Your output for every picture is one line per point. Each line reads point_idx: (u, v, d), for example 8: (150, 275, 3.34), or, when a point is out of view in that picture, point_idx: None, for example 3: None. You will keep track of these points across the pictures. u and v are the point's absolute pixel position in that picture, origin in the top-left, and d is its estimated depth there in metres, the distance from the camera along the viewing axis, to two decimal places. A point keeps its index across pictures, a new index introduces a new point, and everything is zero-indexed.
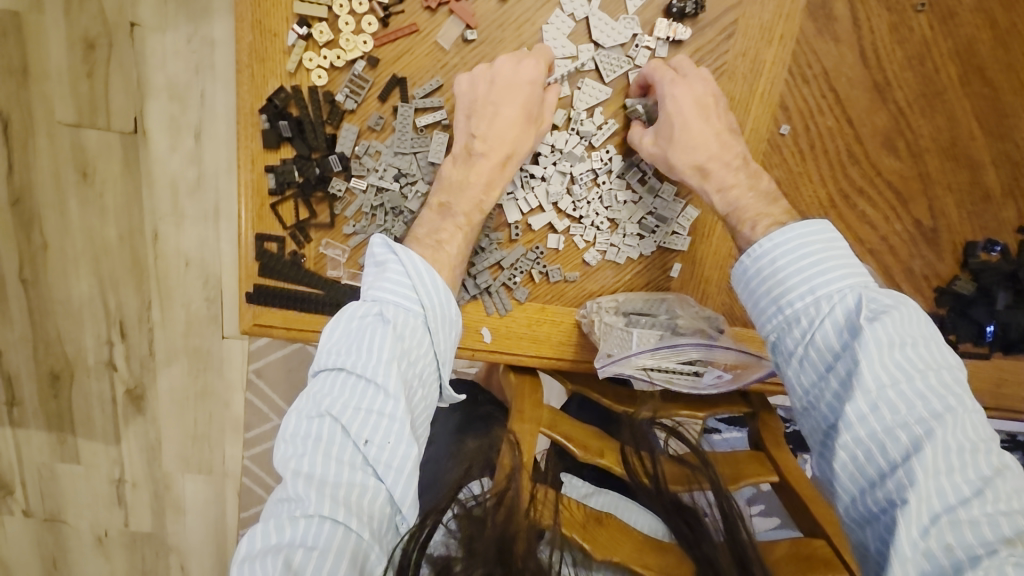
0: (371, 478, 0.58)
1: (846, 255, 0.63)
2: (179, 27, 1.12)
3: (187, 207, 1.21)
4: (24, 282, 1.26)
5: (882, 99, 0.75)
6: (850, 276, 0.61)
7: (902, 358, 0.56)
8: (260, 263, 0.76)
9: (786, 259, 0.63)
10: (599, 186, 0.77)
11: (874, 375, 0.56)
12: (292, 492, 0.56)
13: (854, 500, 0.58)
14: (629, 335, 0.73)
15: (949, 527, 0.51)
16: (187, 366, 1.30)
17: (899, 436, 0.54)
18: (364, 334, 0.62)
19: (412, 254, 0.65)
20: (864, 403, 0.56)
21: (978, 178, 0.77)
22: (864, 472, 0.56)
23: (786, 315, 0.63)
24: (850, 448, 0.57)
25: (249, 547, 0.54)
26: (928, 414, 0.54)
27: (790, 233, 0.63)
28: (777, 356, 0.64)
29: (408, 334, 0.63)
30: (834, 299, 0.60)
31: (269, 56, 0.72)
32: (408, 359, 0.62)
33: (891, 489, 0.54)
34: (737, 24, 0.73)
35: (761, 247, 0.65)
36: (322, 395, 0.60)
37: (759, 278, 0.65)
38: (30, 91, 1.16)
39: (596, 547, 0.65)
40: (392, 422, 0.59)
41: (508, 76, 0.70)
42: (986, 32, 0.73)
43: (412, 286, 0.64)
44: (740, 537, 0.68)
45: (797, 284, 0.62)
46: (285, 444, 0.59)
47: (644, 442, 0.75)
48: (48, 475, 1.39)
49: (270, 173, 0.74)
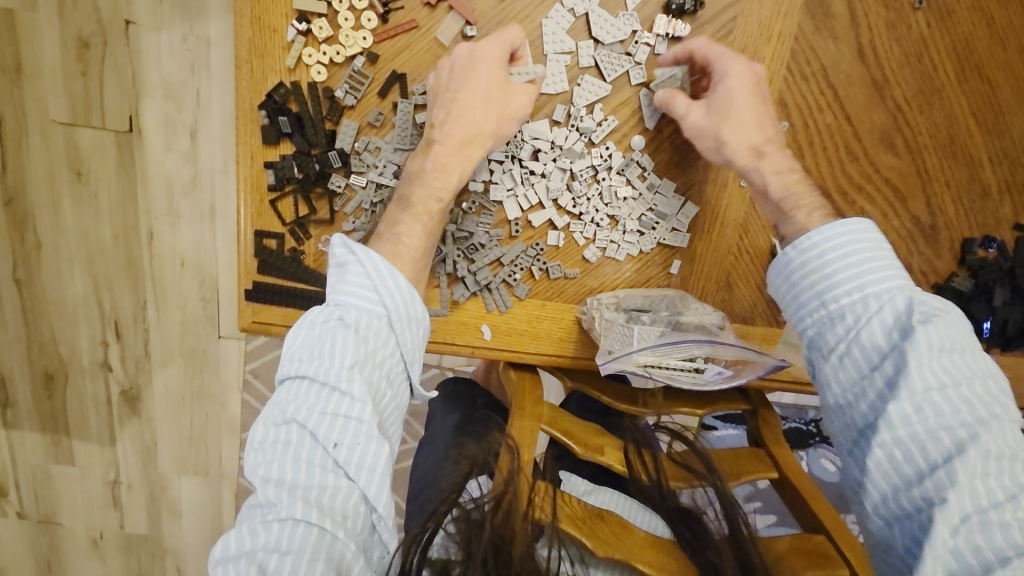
0: (343, 480, 0.57)
1: (892, 257, 0.63)
2: (173, 26, 1.12)
3: (183, 207, 1.20)
4: (18, 282, 1.25)
5: (881, 96, 0.75)
6: (897, 277, 0.61)
7: (949, 363, 0.57)
8: (259, 260, 0.75)
9: (836, 254, 0.63)
10: (599, 182, 0.77)
11: (922, 377, 0.56)
12: (264, 498, 0.55)
13: (885, 499, 0.57)
14: (629, 331, 0.73)
15: (979, 528, 0.52)
16: (183, 367, 1.30)
17: (941, 438, 0.55)
18: (326, 339, 0.60)
19: (372, 255, 0.63)
20: (910, 404, 0.56)
21: (976, 174, 0.78)
22: (901, 472, 0.56)
23: (829, 311, 0.63)
24: (887, 447, 0.57)
25: (225, 550, 0.55)
26: (972, 419, 0.55)
27: (842, 227, 0.63)
28: (814, 352, 0.64)
29: (373, 336, 0.61)
30: (882, 299, 0.60)
31: (269, 52, 0.72)
32: (372, 361, 0.61)
33: (929, 488, 0.54)
34: (735, 22, 0.73)
35: (810, 239, 0.63)
36: (287, 402, 0.59)
37: (803, 270, 0.64)
38: (24, 90, 1.15)
39: (598, 544, 0.65)
40: (361, 424, 0.58)
41: (466, 60, 0.69)
42: (982, 29, 0.74)
43: (375, 287, 0.62)
44: (741, 533, 0.68)
45: (845, 281, 0.62)
46: (255, 451, 0.59)
47: (647, 443, 0.77)
48: (43, 477, 1.38)
49: (269, 169, 0.74)
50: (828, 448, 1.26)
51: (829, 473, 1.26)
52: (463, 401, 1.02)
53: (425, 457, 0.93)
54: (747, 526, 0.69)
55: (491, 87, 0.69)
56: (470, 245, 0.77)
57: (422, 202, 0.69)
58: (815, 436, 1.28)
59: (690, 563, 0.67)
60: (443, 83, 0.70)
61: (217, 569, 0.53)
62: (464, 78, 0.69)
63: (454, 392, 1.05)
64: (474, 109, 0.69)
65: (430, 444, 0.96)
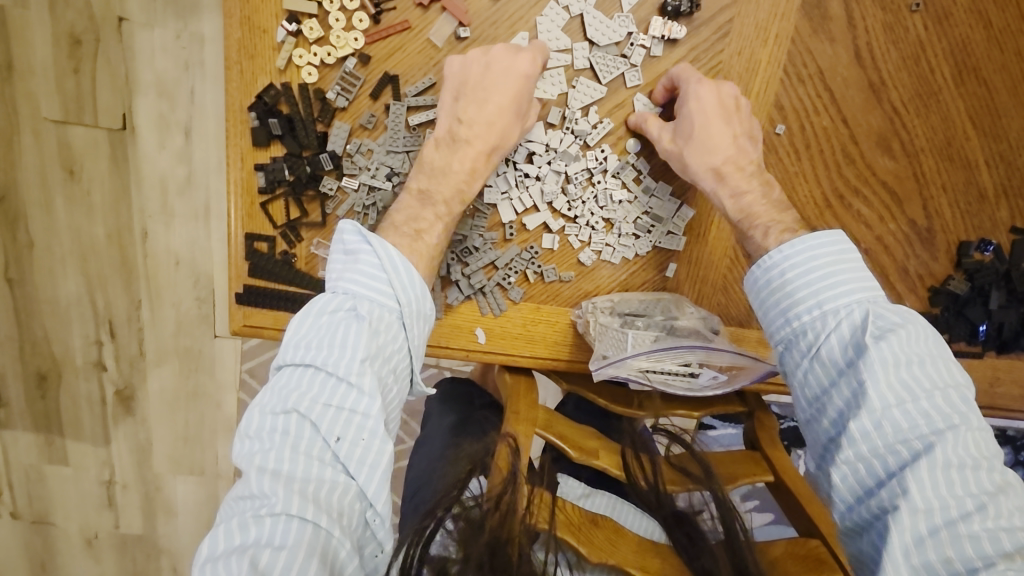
0: (341, 474, 0.57)
1: (857, 268, 0.62)
2: (166, 24, 1.11)
3: (177, 206, 1.19)
4: (10, 281, 1.24)
5: (877, 99, 0.75)
6: (858, 291, 0.61)
7: (907, 377, 0.57)
8: (250, 263, 0.74)
9: (796, 272, 0.63)
10: (594, 185, 0.76)
11: (878, 393, 0.56)
12: (258, 490, 0.54)
13: (848, 509, 0.58)
14: (624, 335, 0.73)
15: (950, 541, 0.52)
16: (177, 367, 1.29)
17: (899, 452, 0.55)
18: (337, 330, 0.60)
19: (389, 248, 0.64)
20: (868, 420, 0.56)
21: (973, 178, 0.77)
22: (863, 484, 0.57)
23: (793, 328, 0.63)
24: (851, 462, 0.57)
25: (211, 548, 0.53)
26: (930, 431, 0.55)
27: (801, 244, 0.63)
28: (784, 366, 0.65)
29: (383, 330, 0.62)
30: (841, 314, 0.60)
31: (259, 53, 0.71)
32: (382, 356, 0.62)
33: (884, 497, 0.55)
34: (732, 23, 0.73)
35: (770, 258, 0.64)
36: (289, 390, 0.59)
37: (767, 288, 0.65)
38: (15, 88, 1.14)
39: (591, 550, 0.65)
40: (366, 420, 0.58)
41: (504, 65, 0.69)
42: (979, 32, 0.73)
43: (388, 280, 0.63)
44: (738, 539, 0.67)
45: (805, 298, 0.62)
46: (250, 440, 0.58)
47: (643, 448, 0.76)
48: (37, 477, 1.37)
49: (260, 172, 0.73)
50: None
51: None
52: (459, 401, 1.01)
53: (420, 458, 0.92)
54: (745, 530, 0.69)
55: (519, 100, 0.69)
56: (464, 248, 0.76)
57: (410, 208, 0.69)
58: None
59: (686, 568, 0.67)
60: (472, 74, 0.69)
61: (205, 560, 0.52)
62: (485, 81, 0.69)
63: (450, 393, 1.05)
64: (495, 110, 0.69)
65: (425, 445, 0.95)
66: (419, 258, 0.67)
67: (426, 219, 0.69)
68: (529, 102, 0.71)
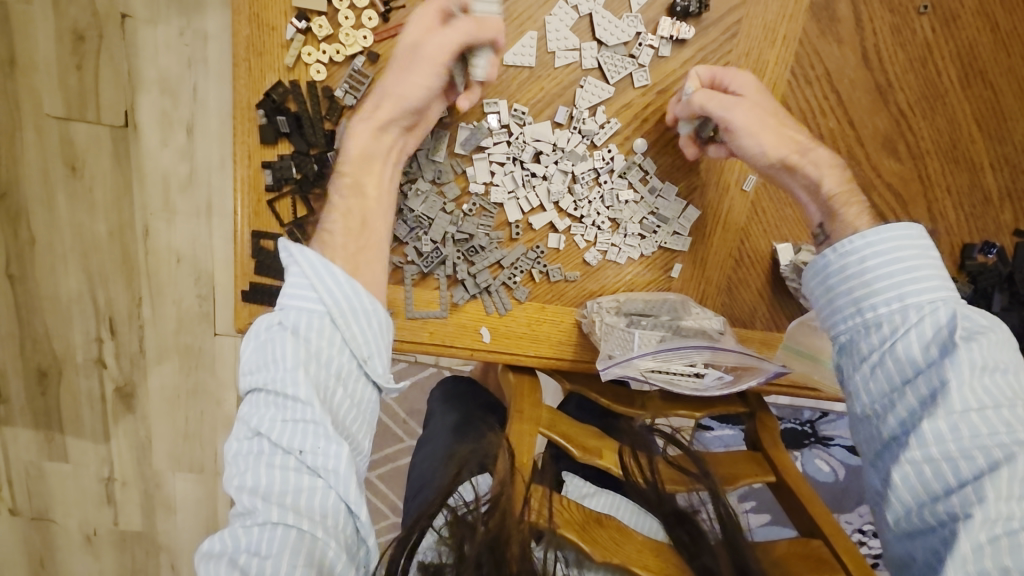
0: (317, 480, 0.57)
1: (938, 265, 0.63)
2: (170, 20, 1.11)
3: (179, 203, 1.19)
4: (11, 277, 1.24)
5: (885, 101, 0.75)
6: (940, 287, 0.62)
7: (990, 383, 0.58)
8: (256, 261, 0.74)
9: (877, 262, 0.63)
10: (600, 185, 0.77)
11: (961, 396, 0.57)
12: (242, 506, 0.56)
13: (907, 512, 0.59)
14: (630, 335, 0.73)
15: (1008, 549, 0.53)
16: (179, 364, 1.29)
17: (975, 457, 0.56)
18: (270, 347, 0.60)
19: (309, 254, 0.62)
20: (945, 422, 0.57)
21: (977, 181, 0.78)
22: (927, 487, 0.58)
23: (865, 319, 0.63)
24: (917, 463, 0.58)
25: (211, 545, 0.56)
26: (1010, 440, 0.56)
27: (886, 234, 0.63)
28: (845, 358, 0.65)
29: (315, 336, 0.61)
30: (924, 310, 0.61)
31: (267, 50, 0.71)
32: (319, 361, 0.60)
33: (954, 503, 0.56)
34: (740, 24, 0.73)
35: (852, 245, 0.64)
36: (249, 415, 0.59)
37: (842, 276, 0.65)
38: (17, 84, 1.14)
39: (597, 549, 0.64)
40: (317, 425, 0.57)
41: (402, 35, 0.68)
42: (986, 35, 0.74)
43: (312, 286, 0.61)
44: (738, 539, 0.68)
45: (885, 289, 0.62)
46: (230, 464, 0.59)
47: (642, 445, 0.77)
48: (36, 474, 1.37)
49: (267, 169, 0.73)
50: (823, 448, 1.27)
51: (823, 472, 1.26)
52: (461, 400, 1.01)
53: (423, 457, 0.92)
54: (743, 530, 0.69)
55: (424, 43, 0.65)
56: (469, 247, 0.76)
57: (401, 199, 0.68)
58: (810, 437, 1.28)
59: (687, 568, 0.66)
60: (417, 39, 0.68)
61: (202, 565, 0.55)
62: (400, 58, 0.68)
63: (452, 392, 1.05)
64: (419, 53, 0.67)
65: (428, 443, 0.95)
66: None
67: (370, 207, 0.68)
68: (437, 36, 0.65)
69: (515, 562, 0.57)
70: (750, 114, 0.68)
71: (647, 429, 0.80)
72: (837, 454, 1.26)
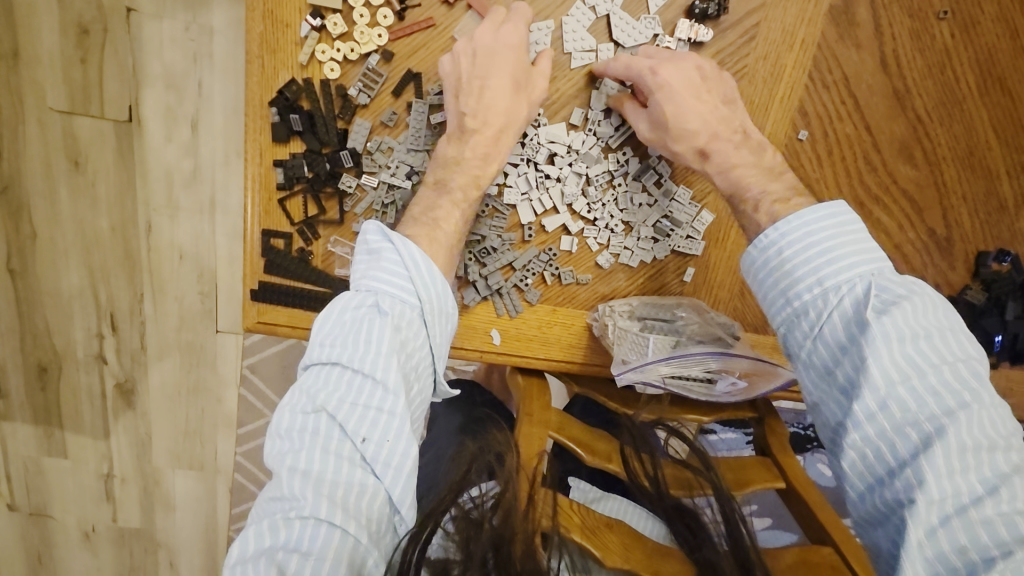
0: (369, 477, 0.57)
1: (856, 239, 0.62)
2: (176, 15, 1.10)
3: (183, 199, 1.18)
4: (11, 272, 1.23)
5: (902, 107, 0.75)
6: (857, 263, 0.60)
7: (913, 352, 0.56)
8: (266, 260, 0.73)
9: (793, 249, 0.62)
10: (614, 188, 0.76)
11: (883, 372, 0.55)
12: (287, 492, 0.55)
13: (862, 497, 0.58)
14: (644, 340, 0.74)
15: (963, 528, 0.52)
16: (180, 361, 1.27)
17: (909, 434, 0.55)
18: (359, 327, 0.60)
19: (410, 245, 0.63)
20: (873, 402, 0.56)
21: (993, 188, 0.77)
22: (873, 471, 0.57)
23: (795, 307, 0.62)
24: (859, 447, 0.57)
25: (241, 551, 0.53)
26: (940, 412, 0.54)
27: (797, 220, 0.62)
28: (788, 349, 0.64)
29: (405, 325, 0.62)
30: (842, 290, 0.60)
31: (281, 47, 0.70)
32: (405, 352, 0.61)
33: (899, 489, 0.55)
34: (759, 27, 0.72)
35: (767, 238, 0.64)
36: (316, 390, 0.59)
37: (767, 267, 0.64)
38: (20, 77, 1.13)
39: (608, 555, 0.63)
40: (393, 419, 0.58)
41: (488, 44, 0.68)
42: (1005, 42, 0.73)
43: (410, 276, 0.63)
44: (743, 543, 0.66)
45: (805, 276, 0.61)
46: (280, 438, 0.58)
47: (644, 445, 0.73)
48: (35, 470, 1.36)
49: (279, 168, 0.72)
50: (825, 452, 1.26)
51: (825, 477, 1.26)
52: (466, 402, 1.01)
53: (427, 459, 0.91)
54: (746, 529, 0.68)
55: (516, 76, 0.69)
56: (482, 248, 0.76)
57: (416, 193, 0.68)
58: (813, 441, 1.27)
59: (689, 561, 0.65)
60: (464, 69, 0.69)
61: (235, 562, 0.53)
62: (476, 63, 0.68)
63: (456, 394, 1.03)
64: (502, 98, 0.68)
65: (432, 445, 0.94)
66: (437, 250, 0.67)
67: (442, 206, 0.68)
68: (530, 75, 0.70)
69: (521, 560, 0.55)
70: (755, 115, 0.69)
71: (649, 425, 0.76)
72: None
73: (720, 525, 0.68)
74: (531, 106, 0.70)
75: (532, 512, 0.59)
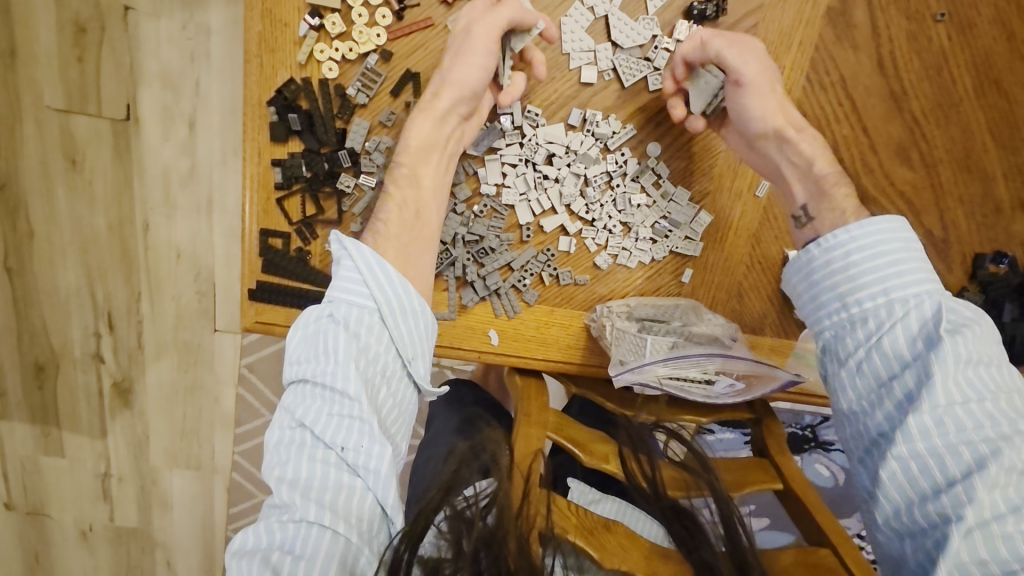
0: (355, 480, 0.57)
1: (924, 258, 0.63)
2: (173, 14, 1.09)
3: (180, 198, 1.18)
4: (9, 270, 1.23)
5: (899, 109, 0.75)
6: (925, 280, 0.61)
7: (974, 376, 0.57)
8: (264, 259, 0.73)
9: (861, 256, 0.63)
10: (612, 189, 0.76)
11: (945, 390, 0.56)
12: (280, 499, 0.55)
13: (898, 512, 0.58)
14: (642, 341, 0.73)
15: (982, 541, 0.53)
16: (176, 360, 1.27)
17: (961, 453, 0.55)
18: (319, 339, 0.60)
19: (364, 249, 0.63)
20: (930, 417, 0.56)
21: (990, 191, 0.77)
22: (915, 485, 0.57)
23: (851, 314, 0.63)
24: (903, 459, 0.57)
25: (242, 542, 0.55)
26: (995, 435, 0.55)
27: (869, 227, 0.63)
28: (832, 355, 0.65)
29: (364, 332, 0.61)
30: (909, 304, 0.60)
31: (279, 47, 0.70)
32: (367, 357, 0.61)
33: (945, 504, 0.55)
34: (756, 28, 0.72)
35: (836, 239, 0.64)
36: (294, 406, 0.59)
37: (826, 271, 0.65)
38: (18, 76, 1.13)
39: (605, 556, 0.63)
40: (363, 423, 0.58)
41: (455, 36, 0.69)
42: (1002, 44, 0.74)
43: (365, 282, 0.62)
44: (740, 545, 0.65)
45: (870, 283, 0.62)
46: (270, 454, 0.59)
47: (642, 445, 0.74)
48: (32, 468, 1.36)
49: (277, 167, 0.72)
50: (823, 453, 1.26)
51: (822, 478, 1.26)
52: (464, 402, 1.00)
53: (425, 459, 0.91)
54: (745, 532, 0.67)
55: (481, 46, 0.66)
56: (480, 249, 0.76)
57: (412, 187, 0.68)
58: (810, 442, 1.27)
59: (685, 562, 0.65)
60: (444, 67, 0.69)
61: (233, 565, 0.53)
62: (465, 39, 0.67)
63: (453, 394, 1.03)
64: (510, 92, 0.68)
65: (429, 445, 0.94)
66: None
67: None
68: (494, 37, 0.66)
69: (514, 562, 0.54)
70: (749, 117, 0.69)
71: (649, 427, 0.77)
72: (836, 459, 1.25)
73: (718, 527, 0.68)
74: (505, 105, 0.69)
75: (527, 510, 0.60)
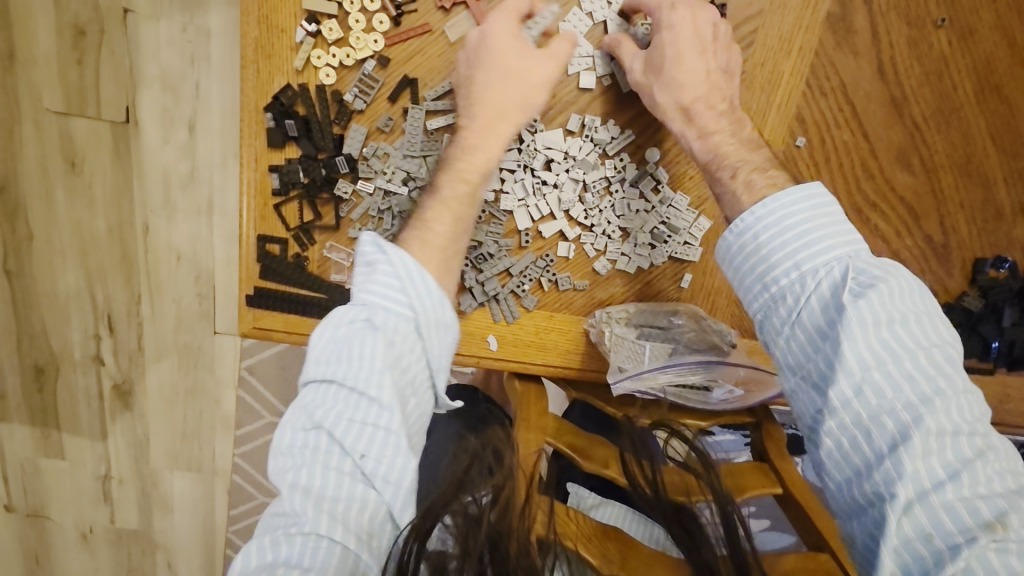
0: (370, 491, 0.57)
1: (835, 221, 0.60)
2: (172, 17, 1.09)
3: (179, 200, 1.18)
4: (8, 273, 1.23)
5: (899, 114, 0.75)
6: (834, 245, 0.59)
7: (888, 337, 0.55)
8: (262, 265, 0.73)
9: (770, 233, 0.61)
10: (611, 194, 0.76)
11: (858, 358, 0.55)
12: (290, 508, 0.55)
13: (841, 489, 0.58)
14: (641, 347, 0.75)
15: (922, 512, 0.52)
16: (177, 363, 1.27)
17: (884, 422, 0.54)
18: (353, 342, 0.60)
19: (404, 256, 0.63)
20: (849, 388, 0.55)
21: (990, 196, 0.77)
22: (850, 461, 0.56)
23: (772, 293, 0.61)
24: (835, 435, 0.56)
25: (245, 564, 0.53)
26: (915, 398, 0.53)
27: (773, 203, 0.61)
28: (765, 335, 0.63)
29: (400, 340, 0.61)
30: (820, 274, 0.59)
31: (276, 53, 0.70)
32: (400, 366, 0.61)
33: (878, 481, 0.54)
34: (756, 34, 0.72)
35: (743, 221, 0.63)
36: (314, 407, 0.59)
37: (743, 253, 0.63)
38: (17, 79, 1.12)
39: (604, 562, 0.63)
40: (389, 435, 0.58)
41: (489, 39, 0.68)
42: (1003, 49, 0.73)
43: (403, 289, 0.62)
44: (741, 550, 0.64)
45: (782, 260, 0.60)
46: (280, 455, 0.59)
47: (643, 450, 0.73)
48: (32, 471, 1.36)
49: (274, 173, 0.72)
50: None
51: None
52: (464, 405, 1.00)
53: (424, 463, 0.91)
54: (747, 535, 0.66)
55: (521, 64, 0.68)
56: (479, 255, 0.75)
57: None
58: None
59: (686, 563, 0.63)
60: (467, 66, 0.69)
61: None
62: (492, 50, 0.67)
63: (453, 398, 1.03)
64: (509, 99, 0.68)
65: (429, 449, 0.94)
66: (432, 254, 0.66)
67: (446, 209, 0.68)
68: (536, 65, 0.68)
69: (516, 560, 0.54)
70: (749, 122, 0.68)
71: (649, 429, 0.77)
72: None
73: (718, 527, 0.67)
74: (526, 110, 0.69)
75: (528, 510, 0.60)
